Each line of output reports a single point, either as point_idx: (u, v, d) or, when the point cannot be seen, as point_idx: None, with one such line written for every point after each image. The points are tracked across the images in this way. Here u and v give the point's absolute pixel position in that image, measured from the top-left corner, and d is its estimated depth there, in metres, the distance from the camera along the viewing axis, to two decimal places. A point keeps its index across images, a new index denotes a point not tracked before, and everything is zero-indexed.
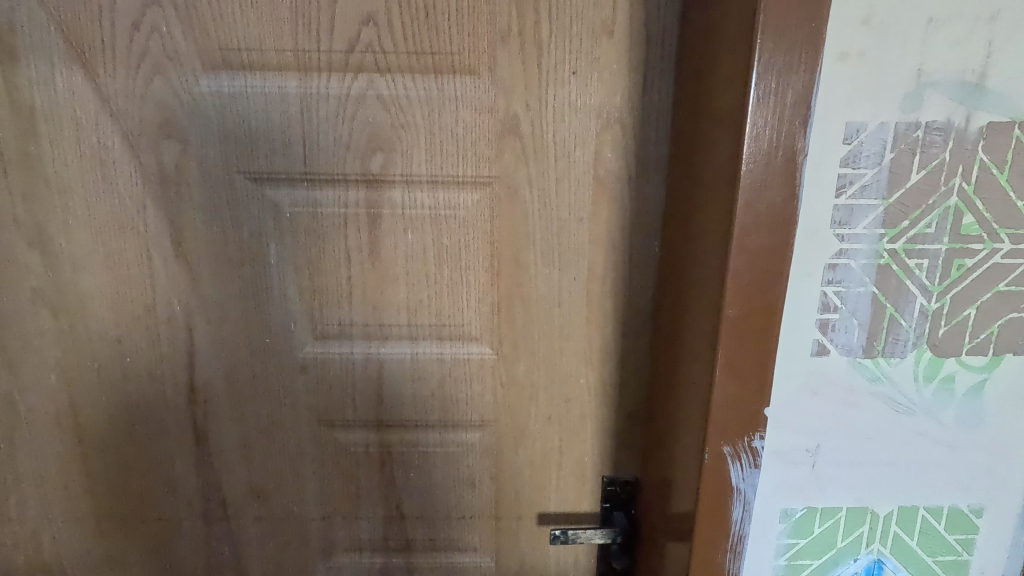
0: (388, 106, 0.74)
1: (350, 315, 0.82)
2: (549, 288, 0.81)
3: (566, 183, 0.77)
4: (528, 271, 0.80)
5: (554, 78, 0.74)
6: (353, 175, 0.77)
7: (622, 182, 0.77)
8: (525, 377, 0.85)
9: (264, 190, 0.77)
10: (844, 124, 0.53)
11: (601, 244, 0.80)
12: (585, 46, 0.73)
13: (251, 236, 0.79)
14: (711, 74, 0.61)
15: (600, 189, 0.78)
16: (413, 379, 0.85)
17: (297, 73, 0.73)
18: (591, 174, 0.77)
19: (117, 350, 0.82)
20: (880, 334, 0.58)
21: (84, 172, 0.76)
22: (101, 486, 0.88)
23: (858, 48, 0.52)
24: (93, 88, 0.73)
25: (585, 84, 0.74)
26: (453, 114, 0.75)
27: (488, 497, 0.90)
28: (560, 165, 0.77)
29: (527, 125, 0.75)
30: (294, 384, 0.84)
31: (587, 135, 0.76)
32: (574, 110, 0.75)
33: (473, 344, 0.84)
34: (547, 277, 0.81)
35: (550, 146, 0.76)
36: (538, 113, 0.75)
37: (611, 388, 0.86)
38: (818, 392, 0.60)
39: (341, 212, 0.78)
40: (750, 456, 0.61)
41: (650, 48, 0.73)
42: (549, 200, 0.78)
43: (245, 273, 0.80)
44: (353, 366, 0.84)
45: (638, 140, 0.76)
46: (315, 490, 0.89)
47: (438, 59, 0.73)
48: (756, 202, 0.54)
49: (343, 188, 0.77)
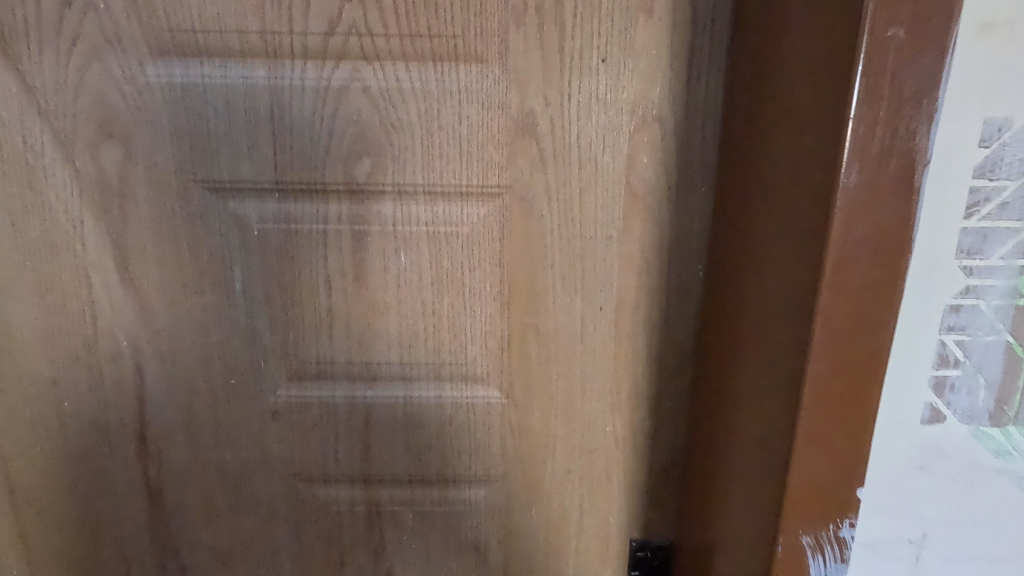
0: (376, 101, 0.61)
1: (332, 351, 0.68)
2: (570, 319, 0.68)
3: (591, 193, 0.64)
4: (545, 299, 0.67)
5: (578, 67, 0.60)
6: (334, 184, 0.63)
7: (660, 193, 0.64)
8: (539, 425, 0.71)
9: (227, 203, 0.64)
10: (982, 121, 0.40)
11: (634, 268, 0.66)
12: (616, 27, 0.59)
13: (211, 259, 0.65)
14: (780, 61, 0.48)
15: (632, 200, 0.64)
16: (407, 427, 0.71)
17: (264, 60, 0.60)
18: (623, 182, 0.63)
19: (52, 392, 0.69)
20: (1011, 396, 0.45)
21: (7, 181, 0.62)
22: (36, 550, 0.74)
23: (1004, 16, 0.38)
24: (17, 78, 0.60)
25: (617, 73, 0.61)
26: (453, 110, 0.62)
27: (495, 563, 0.76)
28: (584, 171, 0.63)
29: (545, 124, 0.62)
30: (265, 432, 0.71)
31: (618, 135, 0.62)
32: (602, 106, 0.61)
33: (478, 386, 0.70)
34: (567, 307, 0.67)
35: (572, 150, 0.63)
36: (558, 110, 0.61)
37: (642, 438, 0.72)
38: (930, 469, 0.46)
39: (319, 228, 0.64)
40: (836, 550, 0.47)
41: (698, 30, 0.59)
42: (570, 214, 0.64)
43: (205, 302, 0.66)
44: (335, 412, 0.70)
45: (680, 143, 0.62)
46: (291, 555, 0.75)
47: (436, 44, 0.60)
48: (859, 222, 0.40)
49: (322, 200, 0.64)
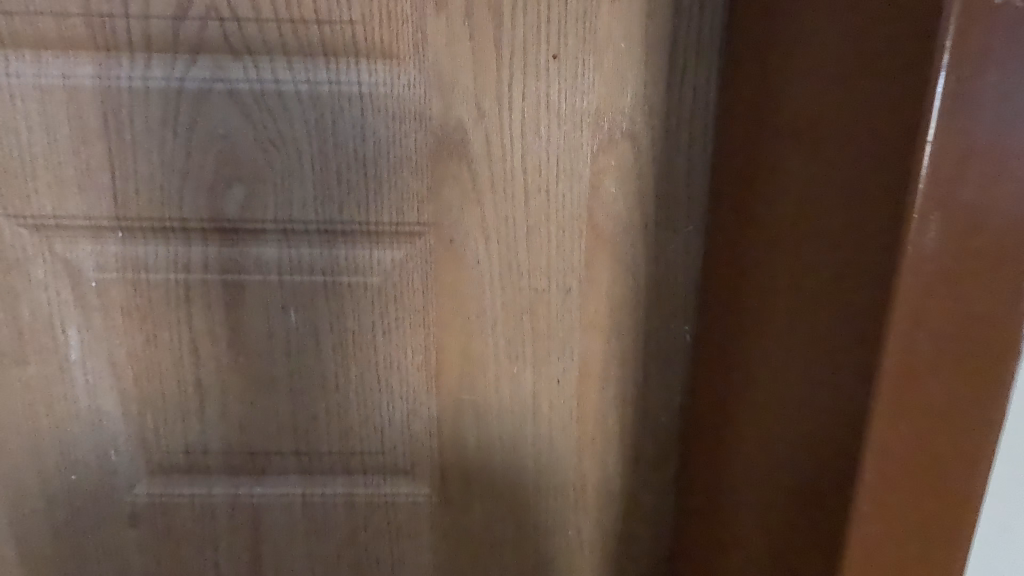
0: (248, 110, 0.45)
1: (204, 438, 0.52)
2: (518, 397, 0.51)
3: (543, 234, 0.48)
4: (484, 371, 0.51)
5: (522, 65, 0.45)
6: (197, 221, 0.47)
7: (634, 234, 0.48)
8: (481, 529, 0.55)
9: (52, 246, 0.47)
10: None
11: (601, 330, 0.50)
12: (573, 11, 0.44)
13: (35, 319, 0.49)
14: (800, 63, 0.33)
15: (597, 243, 0.48)
16: (308, 532, 0.55)
17: (92, 53, 0.44)
18: (585, 219, 0.47)
19: None
20: None
21: None
22: None
23: None
24: None
25: (574, 74, 0.45)
26: (354, 123, 0.45)
27: None
28: (532, 205, 0.47)
29: (479, 142, 0.46)
30: (120, 542, 0.54)
31: (577, 156, 0.46)
32: (556, 118, 0.46)
33: (399, 480, 0.54)
34: (514, 381, 0.51)
35: (516, 175, 0.47)
36: (496, 123, 0.46)
37: (615, 545, 0.55)
38: None
39: (179, 279, 0.48)
40: None
41: (683, 16, 0.44)
42: (515, 260, 0.48)
43: (31, 376, 0.50)
44: (212, 514, 0.54)
45: (660, 168, 0.47)
46: None
47: (328, 33, 0.44)
48: (934, 312, 0.26)
49: (183, 241, 0.48)
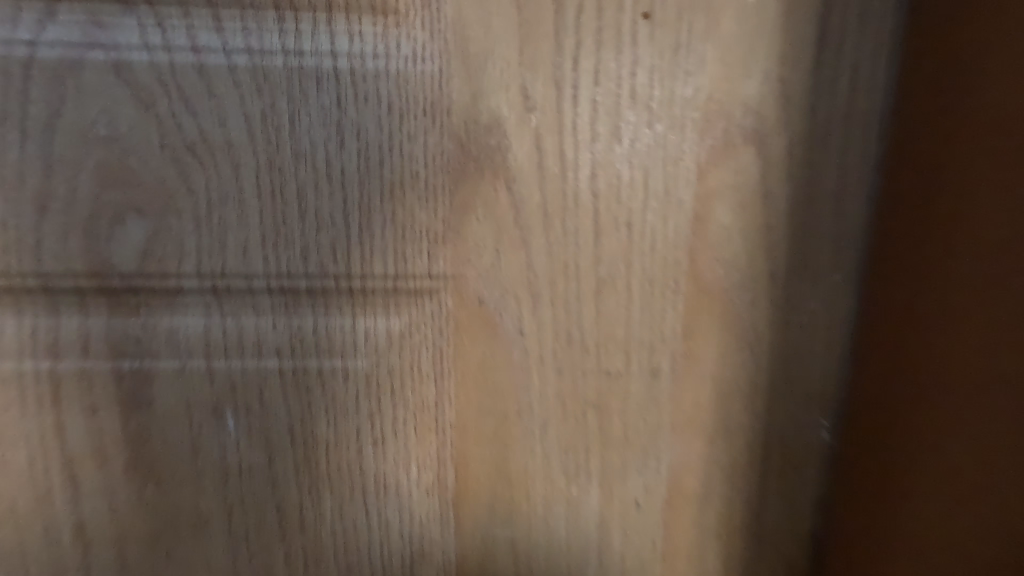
0: (148, 99, 0.28)
1: None
2: (577, 529, 0.34)
3: (620, 288, 0.31)
4: (527, 493, 0.34)
5: (594, 27, 0.28)
6: (67, 277, 0.29)
7: (756, 286, 0.32)
8: None
9: None
10: None
11: (701, 428, 0.34)
12: None
13: None
14: None
15: (700, 301, 0.32)
16: None
17: None
18: (682, 265, 0.31)
19: None
20: None
21: None
22: None
23: None
24: None
25: (676, 42, 0.29)
26: (324, 118, 0.28)
27: None
28: (605, 245, 0.31)
29: (524, 148, 0.29)
30: None
31: (675, 171, 0.30)
32: (646, 110, 0.29)
33: None
34: (571, 505, 0.34)
35: (582, 200, 0.30)
36: (552, 119, 0.29)
37: None
38: None
39: (41, 369, 0.30)
40: None
41: None
42: (577, 329, 0.32)
43: None
44: None
45: (801, 188, 0.31)
46: None
47: None
48: None
49: (44, 309, 0.29)
